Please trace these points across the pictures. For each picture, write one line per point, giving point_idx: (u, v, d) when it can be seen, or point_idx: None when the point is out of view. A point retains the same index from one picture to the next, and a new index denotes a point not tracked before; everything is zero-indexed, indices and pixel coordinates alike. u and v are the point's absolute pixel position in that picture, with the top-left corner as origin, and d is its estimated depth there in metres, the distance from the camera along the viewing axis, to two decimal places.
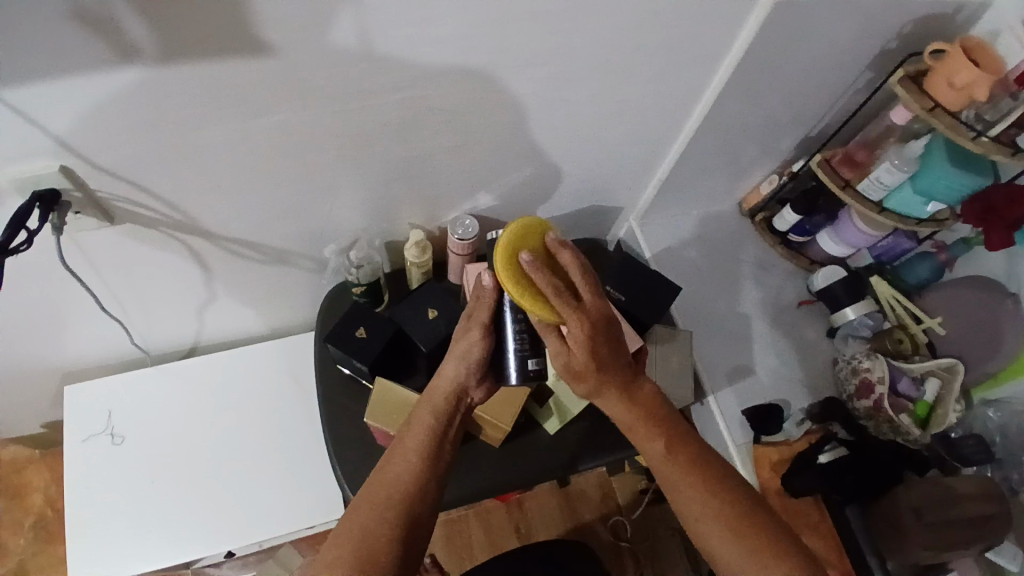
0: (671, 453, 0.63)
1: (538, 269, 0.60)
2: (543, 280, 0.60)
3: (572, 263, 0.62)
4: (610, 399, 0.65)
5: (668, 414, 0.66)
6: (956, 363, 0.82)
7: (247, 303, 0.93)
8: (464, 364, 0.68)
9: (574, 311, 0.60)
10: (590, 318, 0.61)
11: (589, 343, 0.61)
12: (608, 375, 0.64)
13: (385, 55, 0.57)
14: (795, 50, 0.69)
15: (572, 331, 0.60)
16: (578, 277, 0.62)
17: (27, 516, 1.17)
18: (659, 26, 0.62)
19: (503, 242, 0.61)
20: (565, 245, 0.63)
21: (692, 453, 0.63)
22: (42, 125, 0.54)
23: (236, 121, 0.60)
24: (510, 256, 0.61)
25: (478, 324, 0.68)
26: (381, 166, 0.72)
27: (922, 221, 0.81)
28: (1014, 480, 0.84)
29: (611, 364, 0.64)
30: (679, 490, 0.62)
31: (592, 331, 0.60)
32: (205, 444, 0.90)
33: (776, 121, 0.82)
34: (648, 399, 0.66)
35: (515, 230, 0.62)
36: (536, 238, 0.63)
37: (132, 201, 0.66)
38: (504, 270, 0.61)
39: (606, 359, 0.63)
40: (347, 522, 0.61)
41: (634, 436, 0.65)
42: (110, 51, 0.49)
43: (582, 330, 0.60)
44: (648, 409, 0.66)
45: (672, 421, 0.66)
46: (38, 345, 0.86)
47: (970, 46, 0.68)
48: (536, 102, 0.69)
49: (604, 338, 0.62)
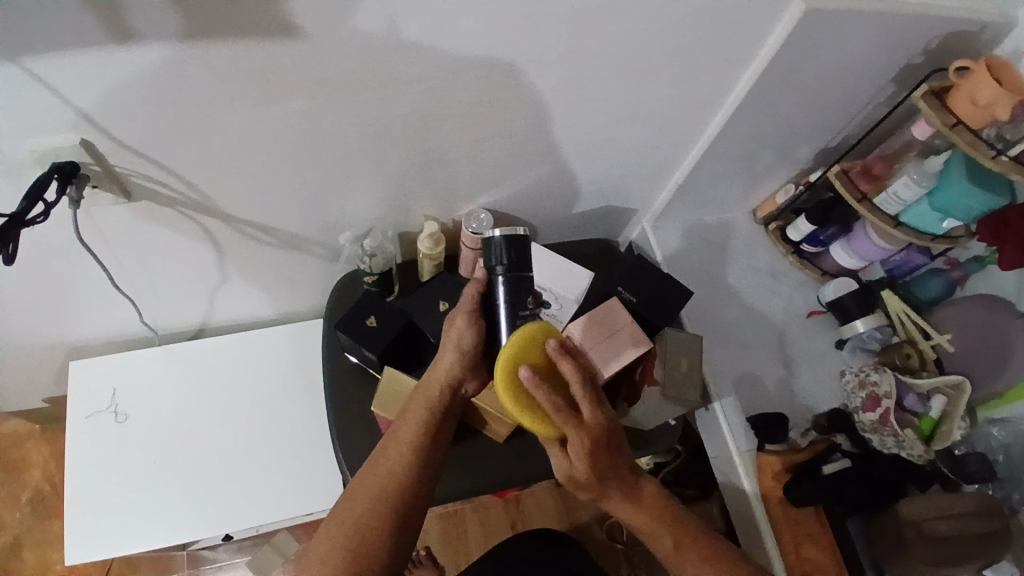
0: (682, 550, 0.66)
1: (539, 386, 0.62)
2: (545, 398, 0.63)
3: (571, 374, 0.65)
4: (617, 502, 0.68)
5: (675, 509, 0.69)
6: (964, 380, 0.83)
7: (256, 288, 0.93)
8: (459, 355, 0.70)
9: (574, 425, 0.64)
10: (591, 432, 0.64)
11: (589, 456, 0.64)
12: (610, 481, 0.67)
13: (413, 43, 0.56)
14: (820, 60, 0.69)
15: (574, 446, 0.64)
16: (579, 390, 0.65)
17: (25, 491, 1.17)
18: (687, 28, 0.62)
19: (501, 364, 0.63)
20: (564, 355, 0.65)
21: (701, 547, 0.67)
22: (66, 97, 0.54)
23: (260, 103, 0.59)
24: (510, 372, 0.64)
25: (464, 310, 0.71)
26: (400, 155, 0.72)
27: (937, 237, 0.82)
28: (1016, 500, 0.83)
29: (612, 472, 0.67)
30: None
31: (593, 442, 0.64)
32: (208, 426, 0.90)
33: (795, 130, 0.82)
34: (653, 497, 0.69)
35: (518, 340, 0.65)
36: (535, 348, 0.66)
37: (150, 178, 0.66)
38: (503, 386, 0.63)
39: (608, 468, 0.66)
40: (339, 514, 0.61)
41: (643, 535, 0.68)
42: (140, 26, 0.49)
43: (584, 445, 0.64)
44: (655, 510, 0.68)
45: (678, 516, 0.69)
46: (46, 319, 0.86)
47: (996, 64, 0.68)
48: (559, 99, 0.69)
49: (604, 449, 0.65)
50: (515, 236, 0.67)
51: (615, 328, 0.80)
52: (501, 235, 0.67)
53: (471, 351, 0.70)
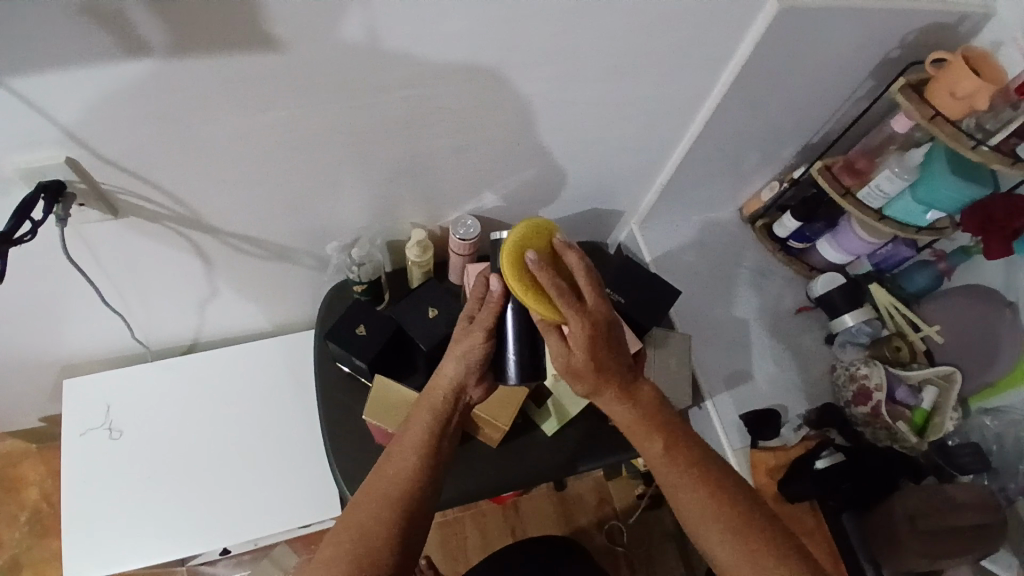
0: (671, 454, 0.63)
1: (542, 268, 0.61)
2: (549, 282, 0.60)
3: (576, 265, 0.64)
4: (611, 399, 0.66)
5: (672, 421, 0.66)
6: (954, 371, 0.83)
7: (248, 300, 0.93)
8: (463, 363, 0.68)
9: (576, 311, 0.60)
10: (591, 320, 0.61)
11: (589, 342, 0.62)
12: (607, 373, 0.65)
13: (392, 52, 0.57)
14: (797, 57, 0.70)
15: (573, 330, 0.61)
16: (581, 279, 0.63)
17: (23, 510, 1.17)
18: (663, 30, 0.63)
19: (509, 242, 0.63)
20: (570, 248, 0.64)
21: (690, 455, 0.64)
22: (50, 114, 0.54)
23: (242, 116, 0.60)
24: (515, 254, 0.63)
25: (481, 326, 0.67)
26: (385, 163, 0.73)
27: (922, 229, 0.82)
28: (1011, 490, 0.83)
29: (611, 363, 0.65)
30: (677, 491, 0.62)
31: (593, 331, 0.61)
32: (203, 440, 0.90)
33: (778, 127, 0.82)
34: (649, 400, 0.67)
35: (523, 230, 0.65)
36: (542, 238, 0.65)
37: (136, 194, 0.66)
38: (509, 267, 0.62)
39: (605, 358, 0.64)
40: (344, 524, 0.60)
41: (634, 438, 0.66)
42: (120, 44, 0.50)
43: (583, 329, 0.61)
44: (649, 413, 0.66)
45: (674, 426, 0.66)
46: (39, 337, 0.87)
47: (973, 56, 0.68)
48: (540, 103, 0.69)
49: (604, 340, 0.63)
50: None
51: None
52: (508, 238, 0.77)
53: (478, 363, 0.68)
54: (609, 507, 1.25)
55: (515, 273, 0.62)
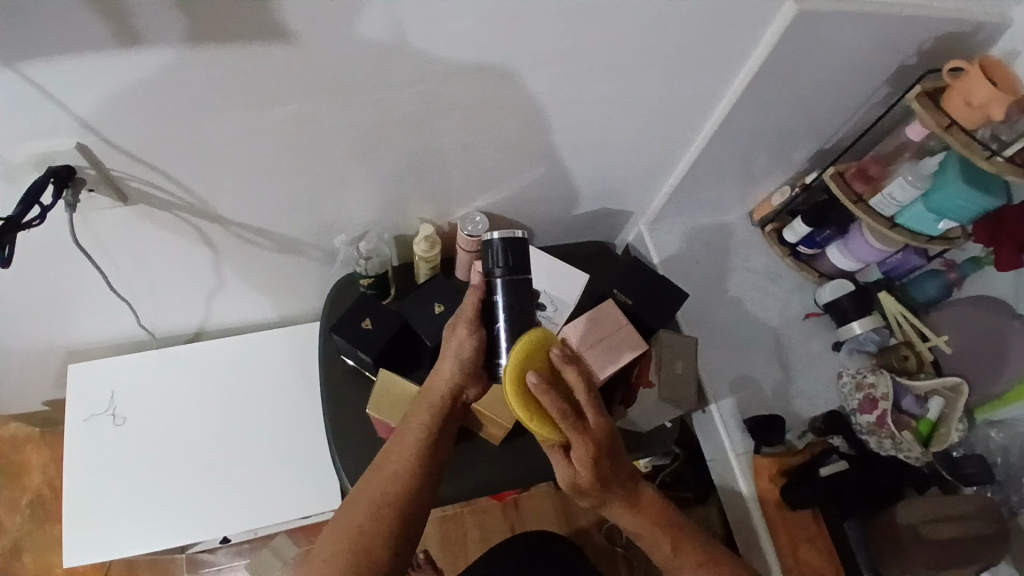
0: (679, 554, 0.68)
1: (547, 392, 0.60)
2: (552, 405, 0.60)
3: (576, 381, 0.63)
4: (617, 507, 0.68)
5: (672, 515, 0.70)
6: (961, 382, 0.82)
7: (254, 291, 0.93)
8: (458, 363, 0.67)
9: (580, 433, 0.62)
10: (595, 441, 0.63)
11: (593, 463, 0.63)
12: (612, 486, 0.66)
13: (408, 48, 0.57)
14: (812, 63, 0.69)
15: (578, 451, 0.63)
16: (583, 398, 0.63)
17: (25, 494, 1.17)
18: (679, 32, 0.62)
19: (509, 370, 0.59)
20: (570, 363, 0.62)
21: (696, 551, 0.68)
22: (62, 101, 0.54)
23: (254, 107, 0.60)
24: (518, 381, 0.59)
25: (464, 319, 0.67)
26: (396, 157, 0.72)
27: (934, 238, 0.82)
28: (1014, 501, 0.82)
29: (615, 477, 0.66)
30: None
31: (596, 451, 0.63)
32: (205, 429, 0.90)
33: (790, 132, 0.82)
34: (652, 504, 0.69)
35: (520, 352, 0.61)
36: (539, 357, 0.62)
37: (145, 181, 0.66)
38: (512, 393, 0.59)
39: (609, 475, 0.65)
40: (342, 520, 0.61)
41: (641, 536, 0.69)
42: (134, 34, 0.50)
43: (588, 452, 0.63)
44: (653, 513, 0.69)
45: (675, 520, 0.70)
46: (45, 322, 0.87)
47: (989, 64, 0.68)
48: (552, 101, 0.69)
49: (607, 458, 0.65)
50: (514, 239, 0.64)
51: (613, 331, 0.81)
52: (500, 238, 0.64)
53: (471, 361, 0.67)
54: (609, 507, 1.25)
55: (518, 400, 0.58)
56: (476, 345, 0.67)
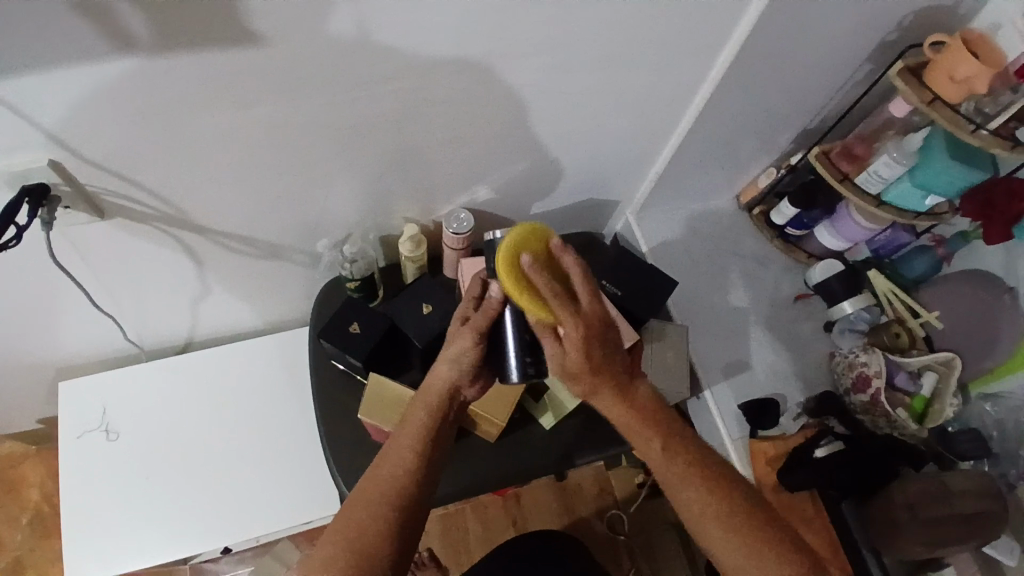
0: (669, 453, 0.61)
1: (538, 271, 0.56)
2: (542, 284, 0.56)
3: (574, 269, 0.59)
4: (606, 399, 0.63)
5: (666, 415, 0.64)
6: (954, 356, 0.82)
7: (242, 298, 0.92)
8: (457, 367, 0.67)
9: (571, 315, 0.57)
10: (588, 324, 0.58)
11: (585, 346, 0.59)
12: (601, 373, 0.62)
13: (379, 45, 0.56)
14: (792, 43, 0.68)
15: (568, 332, 0.58)
16: (577, 279, 0.59)
17: (24, 511, 1.17)
18: (654, 17, 0.62)
19: (504, 246, 0.57)
20: (569, 249, 0.59)
21: (688, 451, 0.61)
22: (29, 115, 0.53)
23: (225, 114, 0.59)
24: (511, 259, 0.57)
25: (472, 329, 0.65)
26: (375, 158, 0.71)
27: (920, 214, 0.81)
28: (1012, 476, 0.82)
29: (607, 367, 0.61)
30: (677, 488, 0.60)
31: (588, 333, 0.58)
32: (199, 440, 0.90)
33: (774, 113, 0.81)
34: (646, 402, 0.63)
35: (516, 233, 0.58)
36: (536, 241, 0.59)
37: (120, 194, 0.65)
38: (506, 275, 0.57)
39: (602, 360, 0.61)
40: (343, 517, 0.61)
41: (630, 437, 0.63)
42: (102, 46, 0.49)
43: (579, 332, 0.58)
44: (645, 413, 0.63)
45: (669, 420, 0.63)
46: (33, 340, 0.86)
47: (971, 38, 0.67)
48: (531, 93, 0.68)
49: (599, 347, 0.60)
50: None
51: None
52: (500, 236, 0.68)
53: (472, 366, 0.67)
54: (610, 495, 1.26)
55: (506, 272, 0.57)
56: (481, 353, 0.67)
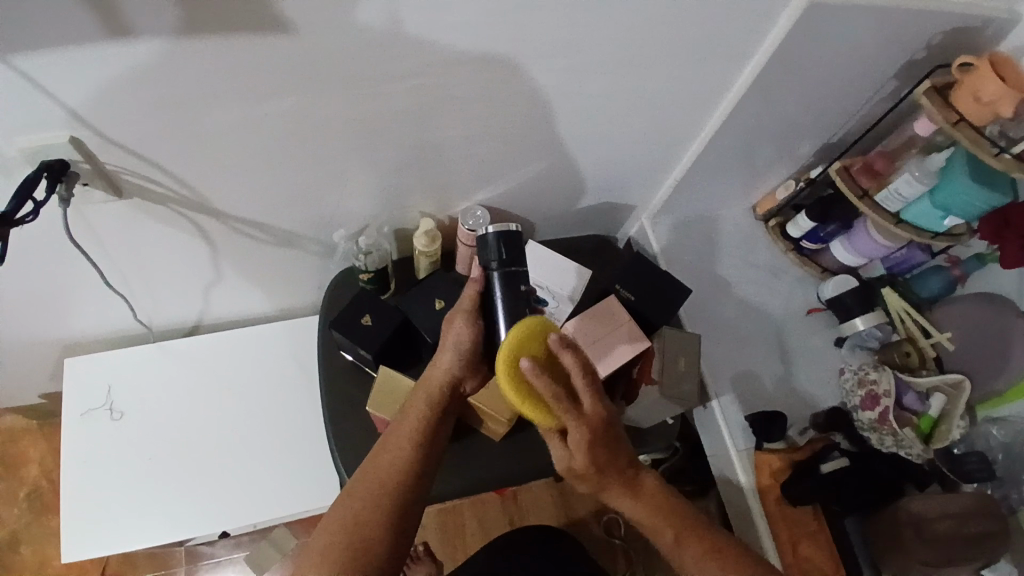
0: (682, 543, 0.63)
1: (539, 377, 0.56)
2: (544, 389, 0.56)
3: (574, 367, 0.59)
4: (617, 494, 0.63)
5: (677, 502, 0.66)
6: (963, 379, 0.82)
7: (252, 284, 0.92)
8: (455, 353, 0.67)
9: (575, 420, 0.58)
10: (592, 427, 0.58)
11: (591, 447, 0.59)
12: (610, 471, 0.62)
13: (408, 36, 0.55)
14: (820, 57, 0.68)
15: (575, 438, 0.58)
16: (580, 381, 0.59)
17: (22, 486, 1.17)
18: (685, 23, 0.61)
19: (504, 351, 0.57)
20: (568, 347, 0.58)
21: (701, 539, 0.64)
22: (53, 92, 0.52)
23: (248, 98, 0.58)
24: (510, 364, 0.57)
25: (462, 311, 0.68)
26: (395, 150, 0.71)
27: (938, 235, 0.81)
28: (1014, 499, 0.84)
29: (613, 464, 0.62)
30: (693, 575, 0.63)
31: (593, 436, 0.59)
32: (203, 424, 0.89)
33: (796, 125, 0.81)
34: (654, 492, 0.65)
35: (515, 338, 0.58)
36: (536, 342, 0.59)
37: (140, 175, 0.65)
38: (504, 375, 0.57)
39: (609, 458, 0.61)
40: (341, 507, 0.60)
41: (642, 527, 0.65)
42: (131, 25, 0.48)
43: (583, 437, 0.58)
44: (654, 505, 0.64)
45: (679, 508, 0.65)
46: (41, 316, 0.86)
47: (999, 60, 0.66)
48: (556, 92, 0.68)
49: (604, 443, 0.60)
50: (509, 233, 0.68)
51: (617, 326, 0.80)
52: (494, 233, 0.68)
53: (469, 351, 0.67)
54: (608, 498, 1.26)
55: (509, 382, 0.56)
56: (475, 336, 0.67)
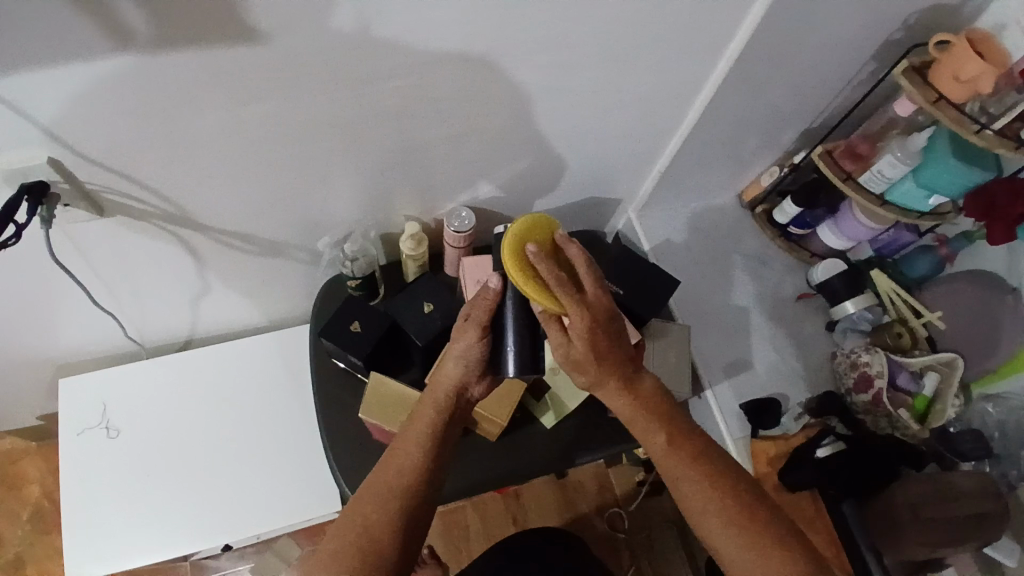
0: (671, 446, 0.61)
1: (542, 260, 0.57)
2: (547, 271, 0.57)
3: (578, 258, 0.60)
4: (612, 391, 0.62)
5: (672, 408, 0.64)
6: (956, 357, 0.82)
7: (243, 295, 0.92)
8: (463, 363, 0.65)
9: (578, 303, 0.57)
10: (593, 312, 0.58)
11: (590, 335, 0.58)
12: (605, 363, 0.61)
13: (380, 40, 0.55)
14: (796, 41, 0.68)
15: (575, 322, 0.57)
16: (585, 271, 0.60)
17: (25, 507, 1.17)
18: (657, 15, 0.61)
19: (508, 237, 0.59)
20: (573, 241, 0.60)
21: (690, 446, 0.61)
22: (27, 112, 0.53)
23: (224, 110, 0.58)
24: (516, 245, 0.59)
25: (475, 324, 0.64)
26: (376, 155, 0.71)
27: (923, 215, 0.81)
28: (1013, 477, 0.83)
29: (613, 355, 0.61)
30: (678, 481, 0.60)
31: (593, 321, 0.58)
32: (199, 438, 0.90)
33: (777, 111, 0.81)
34: (650, 395, 0.63)
35: (520, 225, 0.60)
36: (541, 232, 0.61)
37: (120, 192, 0.65)
38: (509, 253, 0.58)
39: (606, 350, 0.60)
40: (348, 515, 0.60)
41: (633, 429, 0.63)
42: (101, 42, 0.48)
43: (584, 322, 0.57)
44: (648, 405, 0.63)
45: (674, 415, 0.63)
46: (34, 337, 0.86)
47: (977, 38, 0.66)
48: (534, 91, 0.68)
49: (604, 332, 0.59)
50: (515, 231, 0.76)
51: None
52: (517, 233, 0.76)
53: (477, 362, 0.65)
54: (610, 493, 1.26)
55: (513, 263, 0.57)
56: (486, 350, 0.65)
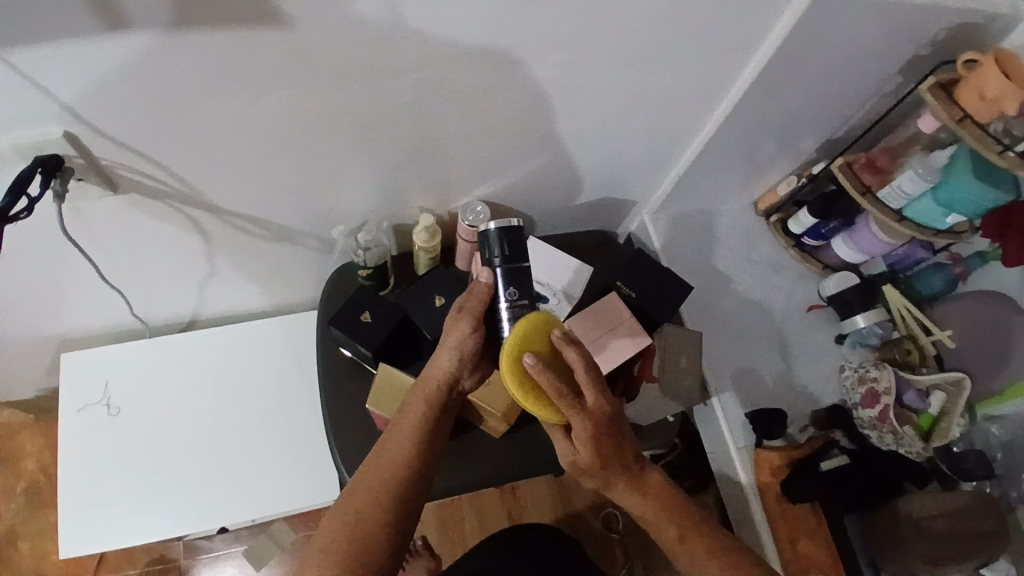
0: (686, 541, 0.63)
1: (544, 373, 0.58)
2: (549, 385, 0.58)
3: (577, 362, 0.60)
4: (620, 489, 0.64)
5: (683, 501, 0.65)
6: (964, 377, 0.82)
7: (249, 279, 0.91)
8: (457, 354, 0.65)
9: (579, 414, 0.59)
10: (595, 422, 0.60)
11: (592, 443, 0.60)
12: (613, 466, 0.63)
13: (405, 28, 0.54)
14: (824, 52, 0.67)
15: (577, 432, 0.60)
16: (583, 377, 0.60)
17: (20, 481, 1.16)
18: (687, 18, 0.60)
19: (507, 351, 0.60)
20: (571, 343, 0.60)
21: (705, 540, 0.63)
22: (44, 86, 0.51)
23: (244, 91, 0.57)
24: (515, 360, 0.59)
25: (468, 314, 0.64)
26: (394, 144, 0.70)
27: (941, 231, 0.80)
28: (1012, 497, 0.83)
29: (618, 460, 0.62)
30: (698, 574, 0.62)
31: (596, 431, 0.60)
32: (200, 419, 0.89)
33: (799, 122, 0.80)
34: (659, 488, 0.65)
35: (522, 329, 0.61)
36: (540, 340, 0.61)
37: (136, 170, 0.64)
38: (508, 370, 0.59)
39: (611, 455, 0.62)
40: (343, 502, 0.60)
41: (648, 525, 0.65)
42: (120, 17, 0.47)
43: (586, 432, 0.60)
44: (659, 498, 0.64)
45: (685, 506, 0.65)
46: (37, 312, 0.85)
47: (1004, 57, 0.65)
48: (556, 88, 0.67)
49: (609, 438, 0.61)
50: (509, 227, 0.65)
51: (616, 324, 0.80)
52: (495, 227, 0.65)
53: (472, 354, 0.66)
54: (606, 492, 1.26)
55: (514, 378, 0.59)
56: (479, 340, 0.65)
